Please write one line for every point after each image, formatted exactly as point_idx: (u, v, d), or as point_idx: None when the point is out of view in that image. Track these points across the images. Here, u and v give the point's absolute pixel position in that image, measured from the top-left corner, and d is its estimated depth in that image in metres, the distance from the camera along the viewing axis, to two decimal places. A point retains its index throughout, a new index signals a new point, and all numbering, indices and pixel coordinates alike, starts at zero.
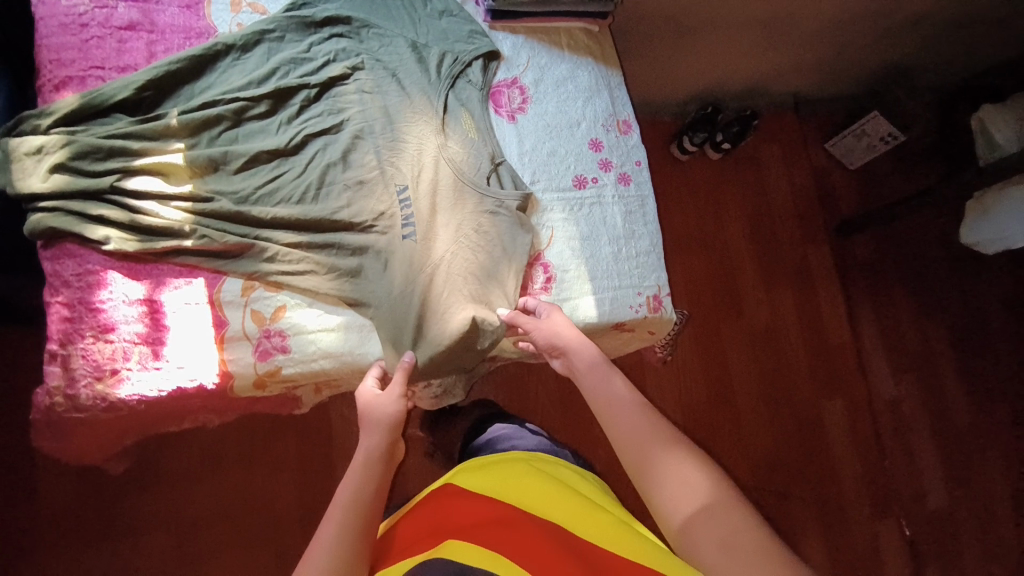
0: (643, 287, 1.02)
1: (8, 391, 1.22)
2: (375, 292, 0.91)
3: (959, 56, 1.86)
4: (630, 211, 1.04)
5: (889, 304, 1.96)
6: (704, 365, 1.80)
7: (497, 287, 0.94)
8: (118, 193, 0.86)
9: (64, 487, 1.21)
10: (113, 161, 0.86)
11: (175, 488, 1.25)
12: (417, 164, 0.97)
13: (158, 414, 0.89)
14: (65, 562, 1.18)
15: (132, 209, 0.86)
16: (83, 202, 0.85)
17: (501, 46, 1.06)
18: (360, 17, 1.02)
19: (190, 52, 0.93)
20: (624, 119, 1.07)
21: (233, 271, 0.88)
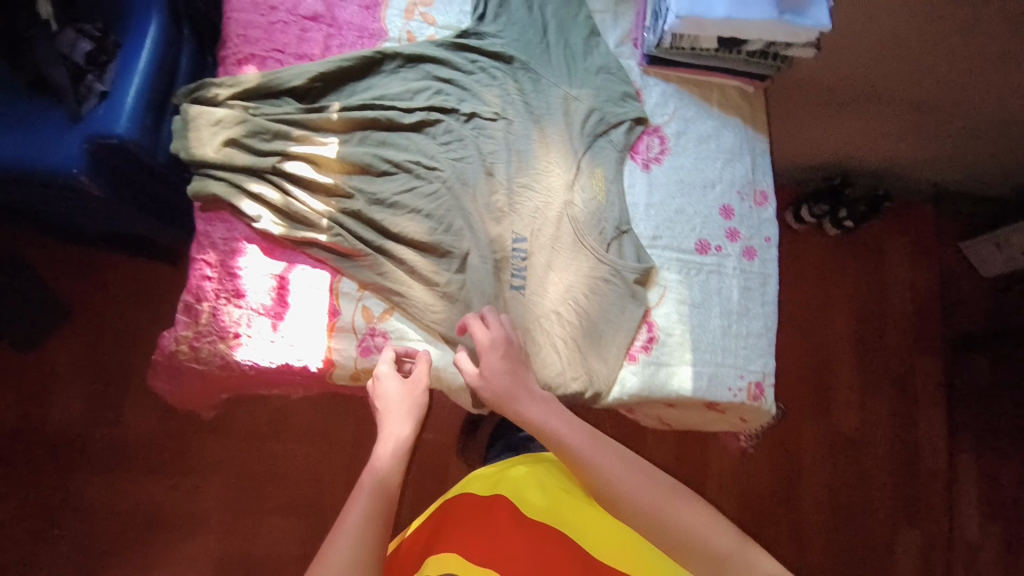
0: (747, 370, 0.95)
1: (124, 315, 1.36)
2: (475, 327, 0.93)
3: None
4: (749, 287, 0.97)
5: (1002, 446, 1.71)
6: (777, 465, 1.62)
7: (590, 359, 0.94)
8: (277, 178, 0.94)
9: (146, 414, 1.32)
10: (277, 144, 0.94)
11: (235, 441, 1.32)
12: (541, 213, 0.99)
13: (260, 380, 0.95)
14: (128, 483, 1.29)
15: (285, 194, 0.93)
16: (247, 179, 0.93)
17: (649, 91, 1.02)
18: (521, 59, 1.02)
19: (360, 54, 0.99)
20: (762, 190, 1.01)
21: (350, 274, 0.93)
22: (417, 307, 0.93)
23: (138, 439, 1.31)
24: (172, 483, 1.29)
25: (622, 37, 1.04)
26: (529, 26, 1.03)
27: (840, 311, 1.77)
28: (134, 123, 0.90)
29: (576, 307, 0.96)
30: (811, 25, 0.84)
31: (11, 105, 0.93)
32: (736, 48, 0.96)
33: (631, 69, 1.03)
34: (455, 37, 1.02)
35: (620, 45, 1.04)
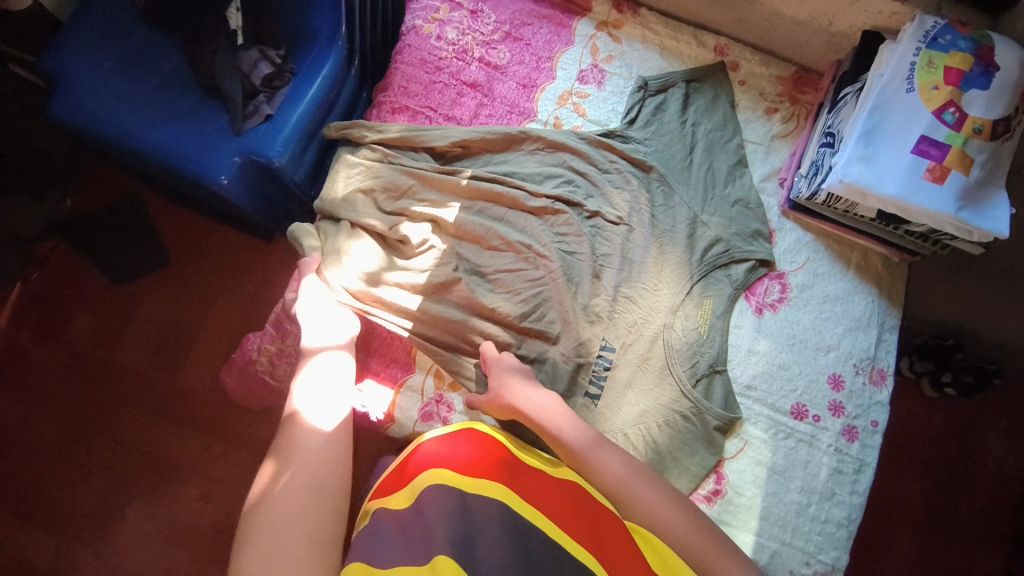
0: (815, 559, 0.87)
1: (217, 280, 1.48)
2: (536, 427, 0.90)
3: None
4: (839, 470, 0.90)
5: None
6: None
7: None
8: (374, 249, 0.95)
9: (197, 374, 1.42)
10: (395, 207, 0.98)
11: (267, 429, 1.37)
12: (636, 329, 0.96)
13: None
14: (164, 434, 1.37)
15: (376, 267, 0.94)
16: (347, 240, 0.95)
17: (783, 235, 0.99)
18: (661, 170, 1.01)
19: (505, 130, 1.01)
20: (881, 369, 0.94)
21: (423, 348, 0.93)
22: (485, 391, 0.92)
23: (184, 399, 1.40)
24: (201, 448, 1.36)
25: (770, 172, 1.01)
26: (678, 140, 1.02)
27: None
28: (286, 148, 0.96)
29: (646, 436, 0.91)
30: (988, 228, 0.78)
31: (182, 100, 0.99)
32: (895, 225, 0.90)
33: (770, 207, 1.00)
34: (601, 133, 1.02)
35: (765, 180, 1.01)
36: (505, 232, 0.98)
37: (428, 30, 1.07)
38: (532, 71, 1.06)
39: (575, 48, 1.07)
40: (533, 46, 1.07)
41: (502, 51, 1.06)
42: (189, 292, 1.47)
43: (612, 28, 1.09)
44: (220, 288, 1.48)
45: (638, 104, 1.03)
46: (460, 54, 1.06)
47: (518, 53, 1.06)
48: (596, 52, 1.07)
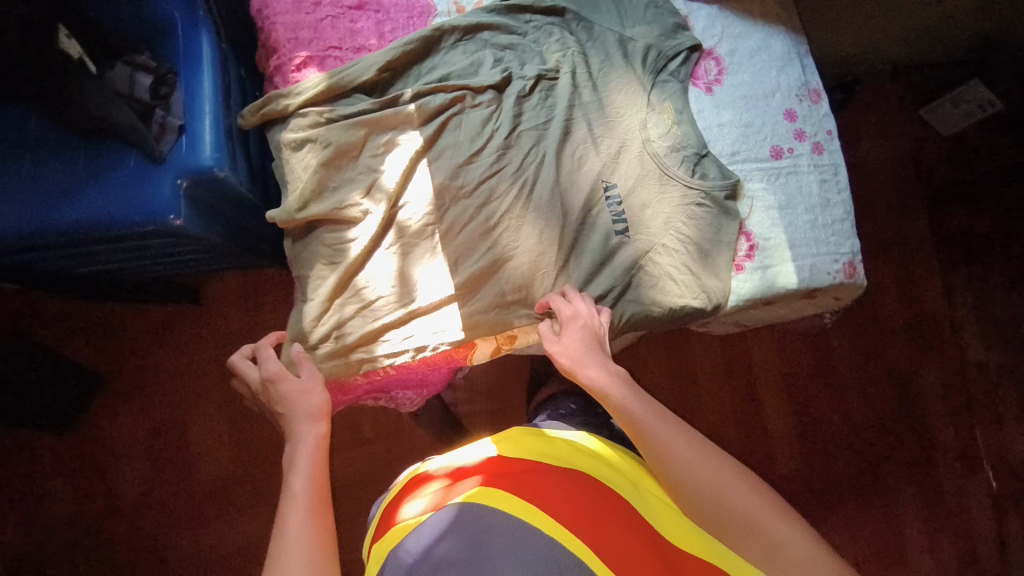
0: (839, 254, 1.05)
1: (177, 360, 1.33)
2: (592, 281, 0.98)
3: None
4: (825, 179, 1.06)
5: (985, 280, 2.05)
6: (808, 347, 1.95)
7: (705, 282, 1.00)
8: (382, 247, 0.92)
9: (210, 459, 1.31)
10: (365, 179, 0.93)
11: None
12: (624, 159, 1.03)
13: (394, 379, 0.99)
14: (221, 526, 1.28)
15: (399, 265, 0.93)
16: (348, 254, 0.91)
17: (696, 16, 1.08)
18: (572, 10, 1.05)
19: (419, 34, 0.97)
20: (815, 89, 1.09)
21: (463, 301, 0.94)
22: (526, 279, 0.96)
23: (214, 487, 1.29)
24: (265, 516, 1.29)
25: None
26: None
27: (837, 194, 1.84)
28: (219, 150, 0.86)
29: (687, 292, 0.99)
30: None
31: (73, 160, 0.84)
32: None
33: None
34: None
35: None
36: (474, 135, 0.98)
37: None
38: None
39: None
40: None
41: None
42: (175, 376, 1.33)
43: None
44: (207, 353, 1.34)
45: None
46: None
47: None
48: None
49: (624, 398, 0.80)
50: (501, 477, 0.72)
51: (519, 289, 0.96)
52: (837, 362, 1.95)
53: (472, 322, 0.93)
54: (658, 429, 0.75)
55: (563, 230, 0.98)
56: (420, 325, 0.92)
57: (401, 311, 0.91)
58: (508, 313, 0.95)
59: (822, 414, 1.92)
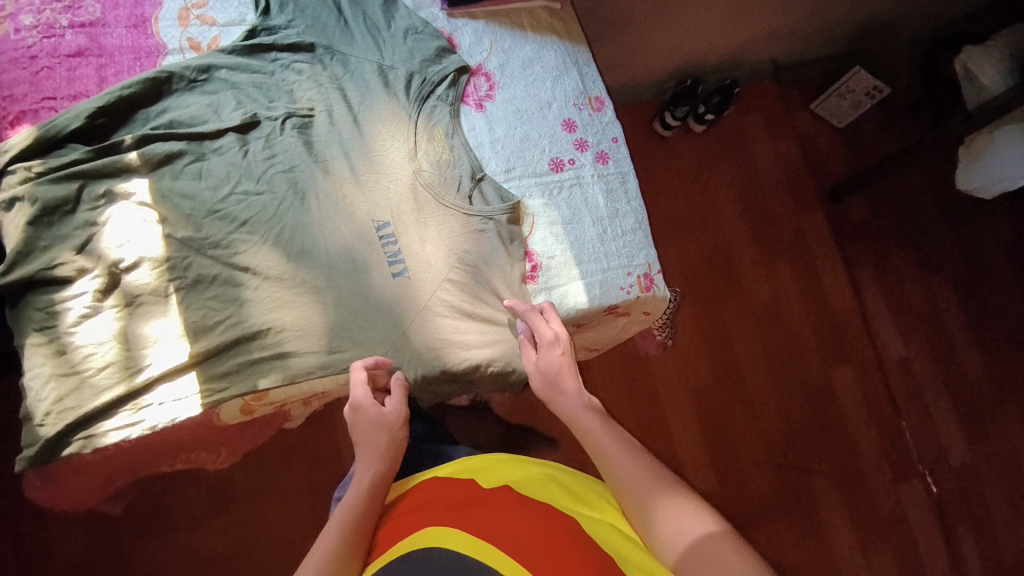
0: (632, 266, 0.98)
1: None
2: (359, 328, 0.87)
3: (922, 15, 1.99)
4: (611, 189, 1.00)
5: (892, 270, 2.00)
6: (716, 364, 1.83)
7: (489, 315, 0.91)
8: (107, 314, 0.82)
9: None
10: (81, 237, 0.83)
11: (131, 555, 1.16)
12: (394, 193, 0.93)
13: (155, 450, 0.85)
14: None
15: (125, 331, 0.81)
16: (67, 322, 0.80)
17: (461, 33, 1.03)
18: (323, 44, 0.98)
19: (141, 78, 0.89)
20: (596, 96, 1.05)
21: (201, 367, 0.81)
22: (282, 331, 0.84)
23: None
24: None
25: None
26: (320, 7, 0.99)
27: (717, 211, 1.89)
28: None
29: (487, 331, 0.90)
30: None
31: None
32: None
33: (434, 17, 1.03)
34: (245, 37, 0.95)
35: None
36: (216, 185, 0.89)
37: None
38: (134, 8, 0.95)
39: None
40: None
41: (90, 6, 0.93)
42: None
43: None
44: None
45: None
46: (45, 32, 0.90)
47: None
48: None
49: (594, 424, 0.78)
50: (496, 509, 0.70)
51: (270, 346, 0.83)
52: (742, 364, 1.85)
53: (209, 393, 0.80)
54: (621, 464, 0.73)
55: (324, 276, 0.88)
56: (154, 399, 0.80)
57: (126, 385, 0.79)
58: (254, 377, 0.81)
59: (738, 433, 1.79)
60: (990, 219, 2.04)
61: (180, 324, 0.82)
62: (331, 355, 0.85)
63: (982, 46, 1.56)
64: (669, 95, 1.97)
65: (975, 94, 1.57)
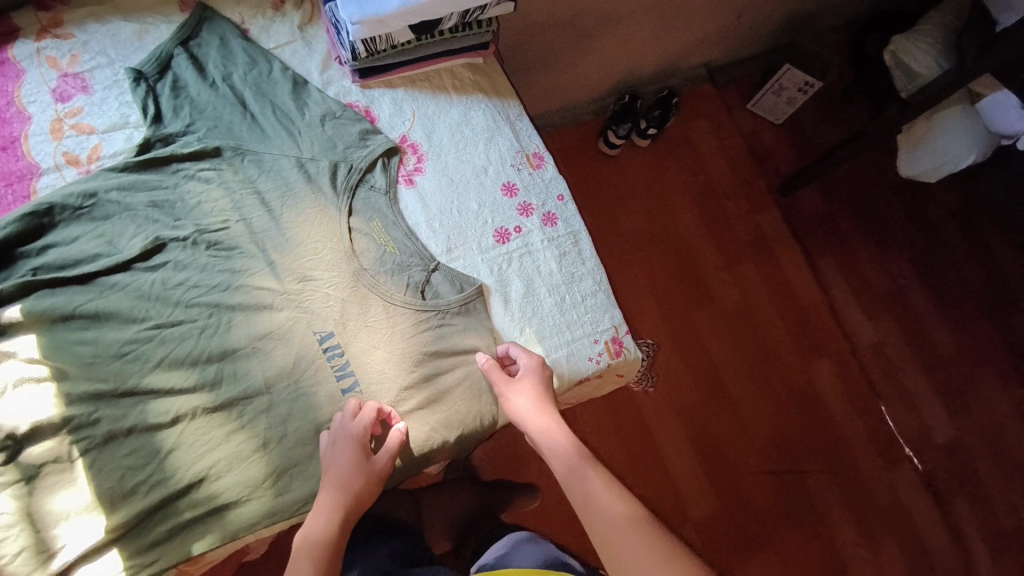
0: (598, 332, 0.91)
1: None
2: (308, 459, 0.78)
3: (842, 5, 2.01)
4: (564, 252, 0.93)
5: (852, 256, 2.00)
6: (698, 381, 1.77)
7: (451, 416, 0.83)
8: (3, 494, 0.70)
9: None
10: None
11: None
12: (333, 300, 0.85)
13: None
14: None
15: (27, 509, 0.70)
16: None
17: (379, 104, 0.95)
18: (231, 144, 0.86)
19: (13, 216, 0.77)
20: (534, 152, 0.98)
21: (123, 542, 0.71)
22: (219, 480, 0.75)
23: None
24: None
25: (324, 60, 0.94)
26: (222, 103, 0.87)
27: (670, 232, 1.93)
28: None
29: (455, 418, 0.83)
30: None
31: None
32: (432, 31, 0.89)
33: (347, 90, 0.94)
34: (137, 153, 0.83)
35: (325, 71, 0.94)
36: (123, 322, 0.78)
37: None
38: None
39: (28, 74, 0.84)
40: None
41: None
42: None
43: (56, 29, 0.87)
44: None
45: (148, 98, 0.84)
46: None
47: None
48: (54, 62, 0.85)
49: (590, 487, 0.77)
50: None
51: (203, 501, 0.74)
52: (723, 375, 1.79)
53: (136, 569, 0.70)
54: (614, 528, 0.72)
55: (264, 407, 0.79)
56: None
57: (42, 572, 0.68)
58: (188, 541, 0.72)
59: (730, 449, 1.72)
60: (935, 193, 2.07)
61: (94, 493, 0.72)
62: (278, 497, 0.76)
63: (909, 34, 1.56)
64: (610, 113, 1.93)
65: (908, 83, 1.58)
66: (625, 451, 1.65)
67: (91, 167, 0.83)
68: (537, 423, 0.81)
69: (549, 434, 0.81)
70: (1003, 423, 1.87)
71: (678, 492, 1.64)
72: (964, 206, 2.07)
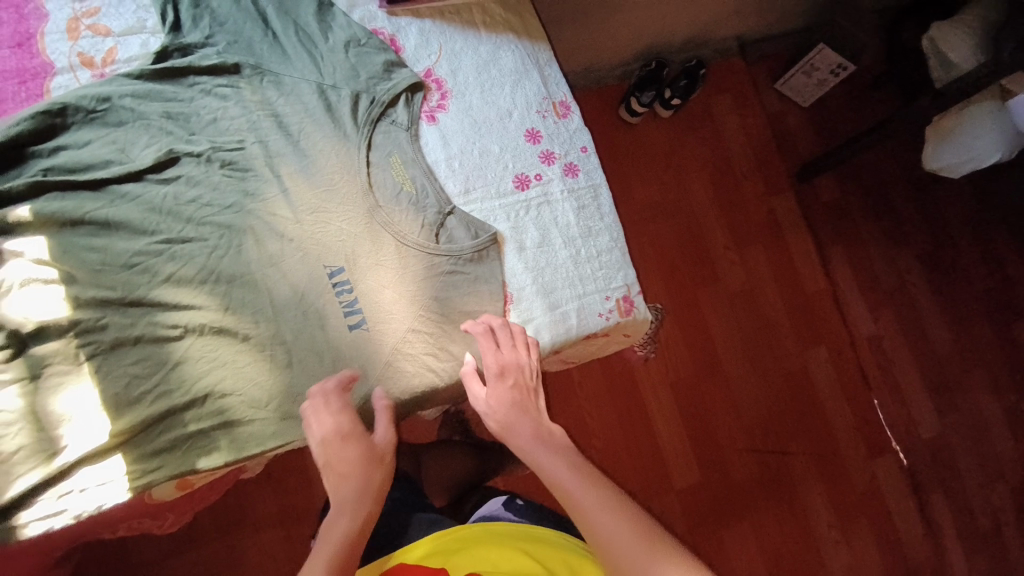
0: (610, 289, 0.90)
1: None
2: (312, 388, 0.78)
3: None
4: (583, 205, 0.92)
5: (862, 248, 1.98)
6: (693, 355, 1.78)
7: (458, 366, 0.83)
8: (7, 390, 0.69)
9: None
10: None
11: None
12: (346, 233, 0.83)
13: (94, 528, 0.76)
14: None
15: (30, 409, 0.70)
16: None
17: (406, 35, 0.91)
18: (250, 62, 0.83)
19: (26, 114, 0.75)
20: (561, 100, 0.95)
21: (128, 449, 0.71)
22: (225, 398, 0.75)
23: None
24: None
25: None
26: (244, 18, 0.84)
27: (683, 206, 1.91)
28: None
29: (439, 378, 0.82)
30: None
31: None
32: None
33: (373, 16, 0.90)
34: (155, 61, 0.80)
35: None
36: (133, 234, 0.77)
37: None
38: (18, 24, 0.79)
39: None
40: None
41: None
42: None
43: None
44: None
45: (168, 5, 0.82)
46: None
47: None
48: None
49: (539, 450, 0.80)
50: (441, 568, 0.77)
51: (208, 415, 0.75)
52: (719, 352, 1.80)
53: (138, 474, 0.70)
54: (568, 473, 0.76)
55: (270, 332, 0.79)
56: (75, 485, 0.69)
57: (42, 469, 0.68)
58: (192, 454, 0.73)
59: (717, 423, 1.74)
60: (952, 192, 2.04)
61: (100, 397, 0.72)
62: (281, 421, 0.76)
63: (950, 21, 1.50)
64: (634, 80, 1.87)
65: (943, 72, 1.53)
66: (616, 416, 1.67)
67: (106, 71, 0.80)
68: (524, 432, 0.78)
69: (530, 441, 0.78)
70: (988, 425, 1.90)
71: (663, 460, 1.67)
72: (982, 207, 2.03)
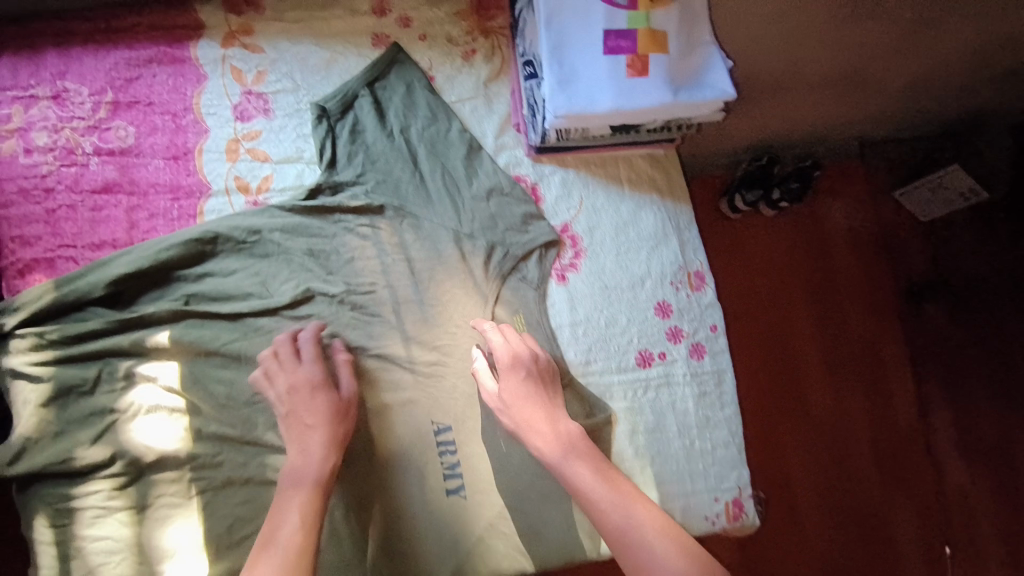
0: (721, 490, 0.83)
1: None
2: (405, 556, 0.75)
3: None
4: (704, 392, 0.85)
5: (968, 416, 1.34)
6: (774, 524, 1.24)
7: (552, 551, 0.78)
8: (118, 517, 0.71)
9: None
10: (100, 423, 0.72)
11: None
12: (459, 391, 0.81)
13: None
14: None
15: (135, 540, 0.70)
16: (76, 525, 0.69)
17: (549, 184, 0.87)
18: (394, 204, 0.82)
19: (182, 241, 0.76)
20: (697, 271, 0.89)
21: None
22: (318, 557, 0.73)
23: None
24: None
25: (501, 124, 0.87)
26: (395, 157, 0.83)
27: (803, 321, 1.37)
28: None
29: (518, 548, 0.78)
30: (710, 99, 0.71)
31: None
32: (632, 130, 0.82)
33: (518, 161, 0.87)
34: (306, 197, 0.80)
35: (500, 136, 0.87)
36: None
37: (8, 148, 0.75)
38: (174, 134, 0.79)
39: (211, 82, 0.81)
40: (157, 102, 0.79)
41: (120, 128, 0.78)
42: None
43: (245, 37, 0.82)
44: None
45: (328, 141, 0.81)
46: (64, 158, 0.76)
47: (141, 120, 0.78)
48: (240, 76, 0.81)
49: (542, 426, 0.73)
50: None
51: None
52: (804, 520, 1.26)
53: None
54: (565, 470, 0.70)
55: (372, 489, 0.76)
56: None
57: None
58: None
59: None
60: None
61: (202, 537, 0.72)
62: None
63: None
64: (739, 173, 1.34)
65: None
66: None
67: (259, 199, 0.80)
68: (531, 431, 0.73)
69: (587, 479, 0.69)
70: None
71: None
72: None
